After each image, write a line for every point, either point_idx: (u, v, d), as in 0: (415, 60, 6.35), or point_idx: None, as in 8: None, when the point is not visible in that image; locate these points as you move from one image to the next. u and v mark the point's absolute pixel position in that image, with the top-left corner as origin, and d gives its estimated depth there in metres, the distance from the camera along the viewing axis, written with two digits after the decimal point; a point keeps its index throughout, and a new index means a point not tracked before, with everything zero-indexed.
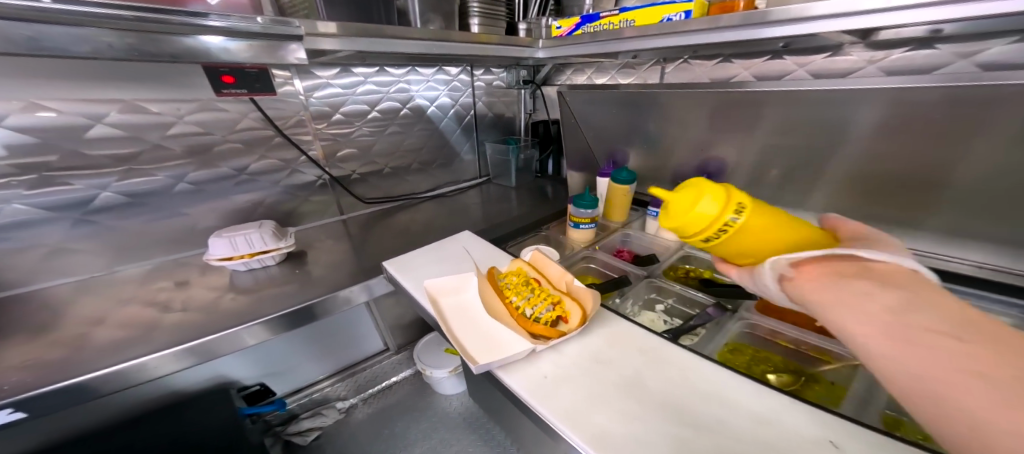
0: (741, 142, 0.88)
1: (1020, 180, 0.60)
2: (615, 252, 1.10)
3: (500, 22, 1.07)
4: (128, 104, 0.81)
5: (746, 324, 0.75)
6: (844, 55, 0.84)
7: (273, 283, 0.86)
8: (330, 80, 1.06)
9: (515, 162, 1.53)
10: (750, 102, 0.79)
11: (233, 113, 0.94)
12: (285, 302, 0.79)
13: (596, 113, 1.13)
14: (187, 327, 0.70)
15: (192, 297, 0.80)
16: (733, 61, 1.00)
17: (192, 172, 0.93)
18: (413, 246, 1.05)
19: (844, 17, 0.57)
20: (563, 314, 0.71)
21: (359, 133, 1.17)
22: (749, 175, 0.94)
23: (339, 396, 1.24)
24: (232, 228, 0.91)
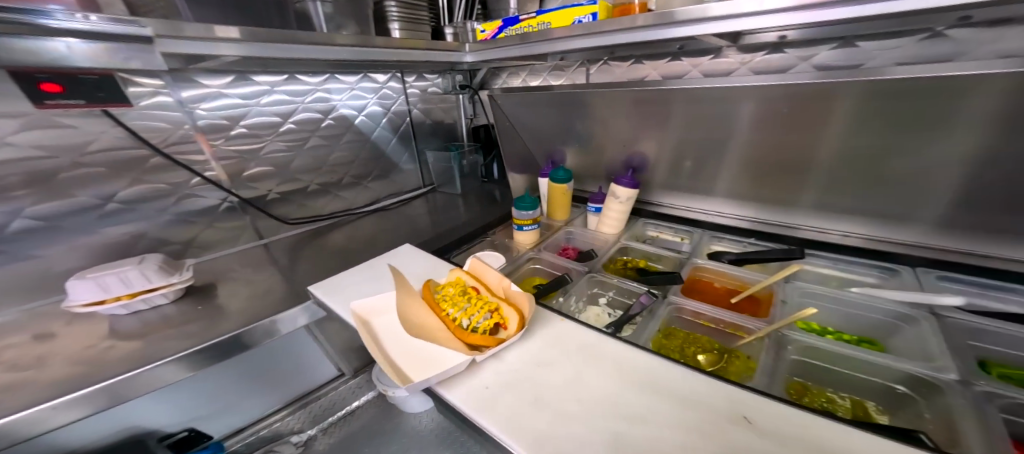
0: (658, 136, 0.93)
1: (862, 160, 0.70)
2: (561, 251, 1.11)
3: (424, 27, 1.04)
4: None
5: (675, 308, 0.78)
6: (723, 58, 0.94)
7: (169, 323, 0.75)
8: (222, 90, 0.95)
9: (458, 169, 1.49)
10: (660, 99, 0.83)
11: (86, 132, 0.80)
12: (187, 341, 0.69)
13: (527, 115, 1.14)
14: (51, 385, 0.58)
15: (60, 349, 0.67)
16: (642, 62, 1.06)
17: (33, 206, 0.77)
18: (346, 265, 0.98)
19: (732, 19, 0.62)
20: (501, 321, 0.71)
21: (269, 148, 1.07)
22: (668, 166, 1.00)
23: (292, 429, 1.07)
24: (102, 267, 0.78)
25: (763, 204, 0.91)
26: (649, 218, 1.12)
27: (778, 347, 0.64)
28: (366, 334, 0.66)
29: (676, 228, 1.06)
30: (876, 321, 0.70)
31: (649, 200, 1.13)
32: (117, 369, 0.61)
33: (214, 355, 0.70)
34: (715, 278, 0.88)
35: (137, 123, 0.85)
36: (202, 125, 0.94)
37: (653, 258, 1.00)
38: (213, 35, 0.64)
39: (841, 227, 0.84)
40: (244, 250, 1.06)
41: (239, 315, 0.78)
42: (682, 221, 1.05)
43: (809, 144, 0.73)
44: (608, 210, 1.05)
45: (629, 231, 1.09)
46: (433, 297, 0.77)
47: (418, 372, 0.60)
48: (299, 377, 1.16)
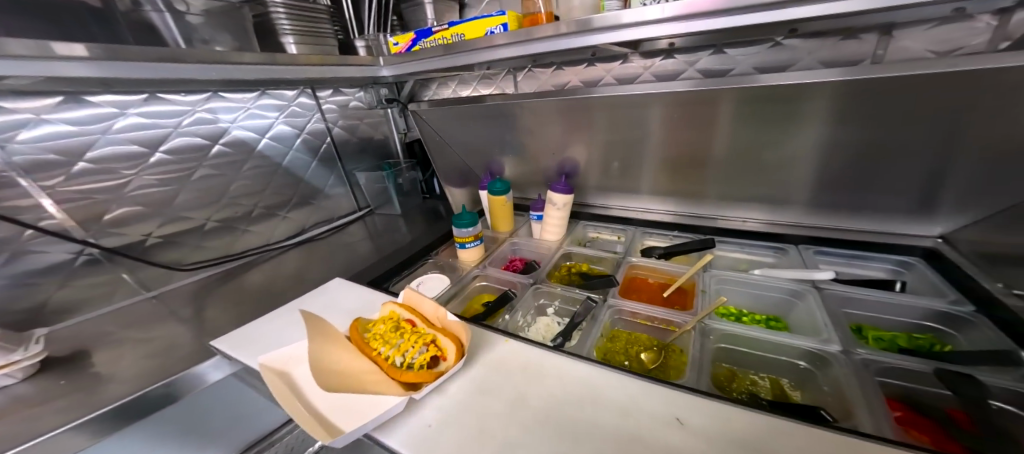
0: (583, 141, 0.96)
1: (750, 154, 0.77)
2: (507, 263, 1.09)
3: (328, 41, 0.96)
4: None
5: (615, 311, 0.79)
6: (629, 62, 0.99)
7: (27, 404, 0.59)
8: (42, 115, 0.77)
9: (394, 188, 1.42)
10: (582, 106, 0.85)
11: None
12: (47, 425, 0.55)
13: (456, 127, 1.12)
14: None
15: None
16: (563, 68, 1.09)
17: None
18: (266, 308, 0.86)
19: (640, 26, 0.65)
20: (440, 353, 0.65)
21: (134, 184, 0.91)
22: (597, 169, 1.03)
23: None
24: None
25: (682, 198, 0.97)
26: (588, 220, 1.13)
27: (703, 338, 0.68)
28: (280, 390, 0.57)
29: (612, 228, 1.09)
30: (776, 302, 0.77)
31: (581, 202, 1.16)
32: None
33: (106, 424, 0.58)
34: (648, 274, 0.91)
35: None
36: (19, 162, 0.75)
37: (594, 260, 1.02)
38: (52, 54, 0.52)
39: (747, 214, 0.92)
40: (135, 307, 0.90)
41: (128, 377, 0.65)
42: (615, 221, 1.08)
43: (707, 142, 0.79)
44: (548, 219, 1.06)
45: (571, 236, 1.10)
46: (362, 337, 0.69)
47: (344, 421, 0.53)
48: (234, 436, 1.00)
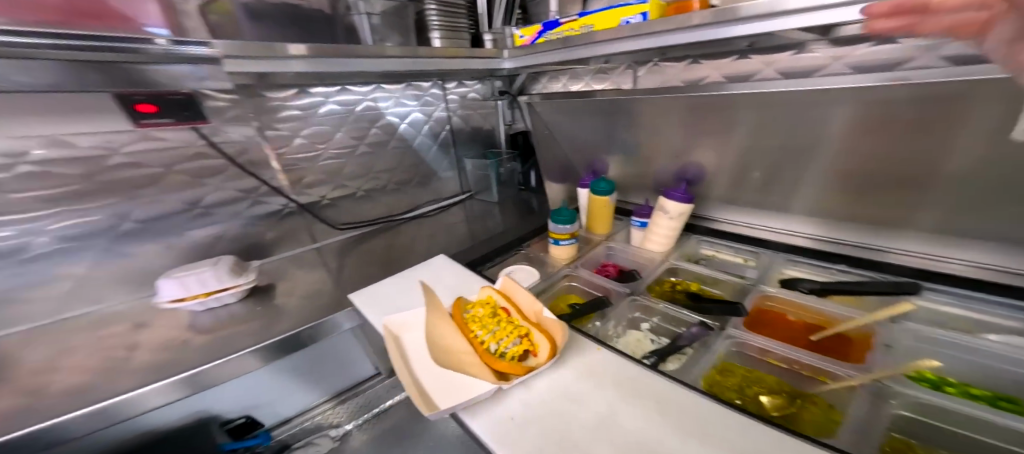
0: (717, 144, 0.84)
1: (1004, 173, 0.56)
2: (599, 267, 1.02)
3: (462, 35, 1.03)
4: (51, 138, 0.74)
5: (735, 343, 0.67)
6: (809, 52, 0.77)
7: (235, 321, 0.79)
8: (285, 102, 1.00)
9: (495, 176, 1.48)
10: (725, 105, 0.77)
11: (175, 142, 0.88)
12: (248, 341, 0.72)
13: (567, 122, 1.09)
14: (144, 371, 0.63)
15: (149, 338, 0.73)
16: (700, 61, 0.95)
17: (139, 210, 0.88)
18: (383, 273, 0.98)
19: (811, 12, 0.52)
20: (532, 348, 0.66)
21: (323, 157, 1.12)
22: (731, 177, 0.88)
23: (333, 423, 1.12)
24: (184, 267, 0.85)
25: (858, 224, 0.77)
26: (703, 235, 0.99)
27: (878, 402, 0.53)
28: (395, 351, 0.64)
29: (735, 247, 0.93)
30: (1019, 383, 0.56)
31: (704, 214, 1.02)
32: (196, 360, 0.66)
33: (281, 349, 0.73)
34: (790, 310, 0.76)
35: (214, 136, 0.92)
36: (268, 136, 1.00)
37: (707, 281, 0.89)
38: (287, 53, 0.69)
39: (964, 255, 0.68)
40: (297, 254, 1.10)
41: (294, 315, 0.81)
42: (745, 242, 0.92)
43: (928, 153, 0.61)
44: (654, 226, 0.96)
45: (679, 249, 0.98)
46: (462, 316, 0.74)
47: (439, 395, 0.56)
48: (342, 374, 1.18)
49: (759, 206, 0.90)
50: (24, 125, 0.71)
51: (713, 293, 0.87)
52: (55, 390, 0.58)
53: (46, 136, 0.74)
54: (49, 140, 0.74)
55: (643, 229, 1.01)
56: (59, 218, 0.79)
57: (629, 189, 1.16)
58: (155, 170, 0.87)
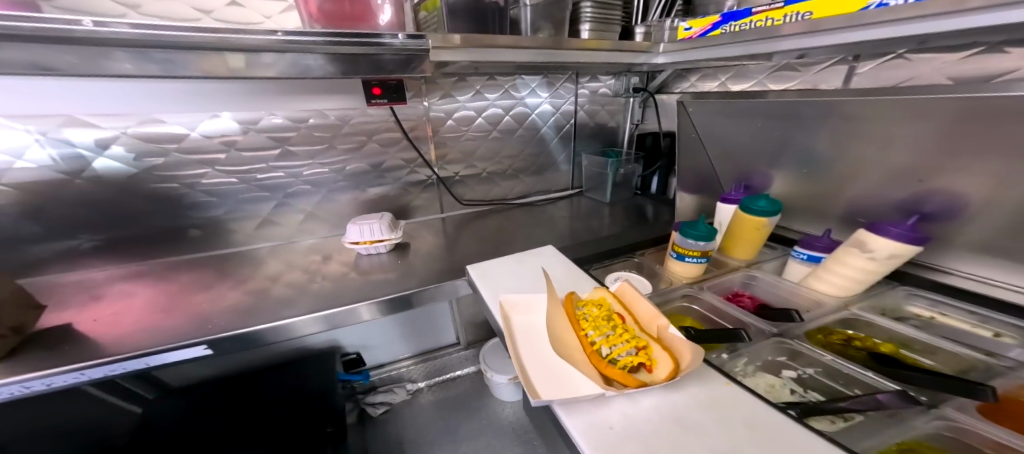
0: (998, 172, 0.60)
1: None
2: (732, 297, 0.90)
3: (613, 27, 1.01)
4: (322, 113, 1.03)
5: (944, 425, 0.51)
6: None
7: (382, 268, 0.94)
8: (451, 91, 1.16)
9: (613, 175, 1.42)
10: (1004, 114, 0.51)
11: (378, 119, 1.09)
12: (390, 287, 0.85)
13: (726, 125, 0.96)
14: (325, 295, 0.80)
15: (331, 269, 0.93)
16: (1003, 50, 0.70)
17: (350, 166, 1.12)
18: (497, 252, 1.04)
19: None
20: (649, 362, 0.55)
21: (465, 138, 1.24)
22: (1011, 217, 0.63)
23: (411, 378, 1.23)
24: (362, 216, 1.05)
25: None
26: (920, 288, 0.81)
27: None
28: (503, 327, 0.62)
29: (984, 320, 0.72)
30: None
31: (938, 265, 0.80)
32: (359, 296, 0.80)
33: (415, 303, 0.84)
34: None
35: (402, 113, 1.11)
36: (431, 116, 1.15)
37: (915, 347, 0.71)
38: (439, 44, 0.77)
39: None
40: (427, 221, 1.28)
41: (425, 274, 0.92)
42: (1019, 315, 0.68)
43: None
44: (837, 263, 0.78)
45: (876, 300, 0.81)
46: (574, 312, 0.68)
47: (542, 382, 0.51)
48: (431, 337, 1.30)
49: None
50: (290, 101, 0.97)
51: (922, 363, 0.69)
52: (275, 297, 0.79)
53: (321, 110, 1.02)
54: (321, 114, 1.03)
55: (809, 265, 0.87)
56: (313, 168, 1.08)
57: (803, 213, 1.00)
58: (358, 140, 1.10)
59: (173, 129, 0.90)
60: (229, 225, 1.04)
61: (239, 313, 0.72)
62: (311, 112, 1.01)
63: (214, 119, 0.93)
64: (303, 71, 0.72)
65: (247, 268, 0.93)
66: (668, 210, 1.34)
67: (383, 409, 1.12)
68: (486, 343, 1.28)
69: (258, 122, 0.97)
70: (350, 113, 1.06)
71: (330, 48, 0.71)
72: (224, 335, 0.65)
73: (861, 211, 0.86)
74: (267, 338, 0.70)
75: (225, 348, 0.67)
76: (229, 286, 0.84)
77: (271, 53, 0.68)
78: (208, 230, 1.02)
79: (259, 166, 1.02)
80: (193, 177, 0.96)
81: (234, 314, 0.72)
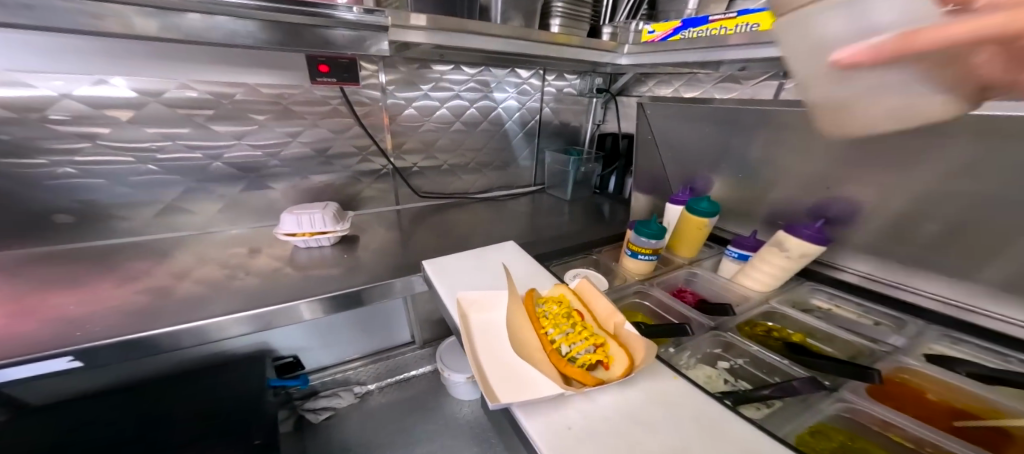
0: (883, 182, 0.70)
1: None
2: (676, 292, 0.94)
3: (582, 25, 1.01)
4: (250, 89, 0.91)
5: (844, 407, 0.57)
6: None
7: (324, 263, 0.87)
8: (410, 76, 1.08)
9: (574, 173, 1.44)
10: (902, 129, 0.61)
11: (325, 101, 1.00)
12: (330, 285, 0.78)
13: (680, 130, 1.01)
14: (247, 293, 0.72)
15: (258, 263, 0.84)
16: None
17: (285, 151, 1.01)
18: (455, 248, 1.00)
19: None
20: (605, 360, 0.55)
21: (425, 128, 1.18)
22: (889, 223, 0.74)
23: (360, 380, 1.16)
24: (300, 206, 0.96)
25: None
26: (822, 284, 0.90)
27: None
28: (461, 326, 0.60)
29: (866, 309, 0.83)
30: None
31: (834, 263, 0.90)
32: (287, 294, 0.73)
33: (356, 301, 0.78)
34: (931, 387, 0.63)
35: (354, 97, 1.03)
36: (388, 103, 1.08)
37: (818, 335, 0.79)
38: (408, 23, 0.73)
39: None
40: (380, 213, 1.20)
41: (373, 270, 0.86)
42: (891, 306, 0.80)
43: None
44: (761, 262, 0.86)
45: (788, 295, 0.89)
46: (534, 310, 0.67)
47: (500, 383, 0.50)
48: (383, 335, 1.23)
49: (916, 265, 0.75)
50: (208, 71, 0.84)
51: (823, 351, 0.76)
52: (177, 297, 0.68)
53: (248, 85, 0.90)
54: (249, 89, 0.91)
55: (738, 262, 0.94)
56: (235, 150, 0.95)
57: (733, 215, 1.08)
58: (301, 122, 0.99)
59: (40, 93, 0.75)
60: (114, 212, 0.89)
61: (131, 315, 0.62)
62: (237, 87, 0.89)
63: (97, 85, 0.78)
64: (225, 36, 0.62)
65: (148, 262, 0.81)
66: (625, 209, 1.39)
67: (326, 415, 1.05)
68: (443, 341, 1.24)
69: (162, 94, 0.83)
70: (287, 92, 0.95)
71: (270, 15, 0.62)
72: (99, 344, 0.55)
73: (779, 214, 0.94)
74: (162, 345, 0.60)
75: (100, 359, 0.57)
76: (114, 284, 0.71)
77: (190, 14, 0.59)
78: (87, 216, 0.87)
79: (160, 143, 0.88)
80: (63, 153, 0.81)
81: (118, 317, 0.61)
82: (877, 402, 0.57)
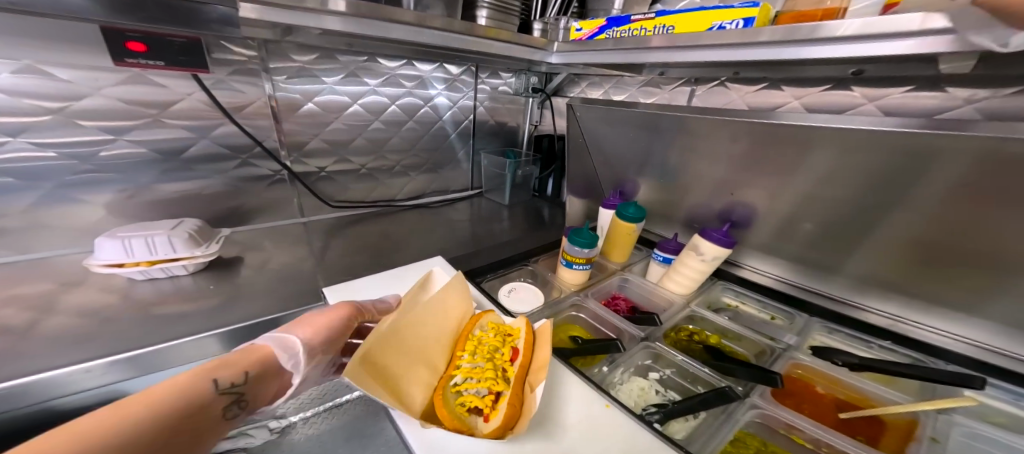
0: (770, 186, 0.78)
1: None
2: (609, 300, 0.92)
3: (512, 19, 0.95)
4: (28, 67, 0.65)
5: (758, 413, 0.57)
6: (933, 91, 0.71)
7: (179, 297, 0.69)
8: (308, 66, 0.92)
9: (511, 177, 1.38)
10: (799, 141, 0.66)
11: (173, 91, 0.78)
12: (183, 326, 0.62)
13: (608, 134, 0.99)
14: (31, 351, 0.52)
15: (65, 303, 0.63)
16: (782, 87, 0.89)
17: (106, 152, 0.77)
18: (371, 265, 0.88)
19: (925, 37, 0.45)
20: (489, 411, 0.49)
21: (334, 127, 1.03)
22: (778, 225, 0.83)
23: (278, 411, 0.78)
24: (131, 227, 0.74)
25: (914, 297, 0.71)
26: (731, 283, 0.96)
27: None
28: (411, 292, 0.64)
29: (765, 305, 0.90)
30: None
31: (736, 261, 0.98)
32: (101, 348, 0.55)
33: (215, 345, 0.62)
34: (818, 380, 0.66)
35: (217, 92, 0.83)
36: (278, 97, 0.91)
37: (730, 336, 0.79)
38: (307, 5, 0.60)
39: (952, 328, 0.69)
40: (282, 226, 1.03)
41: (257, 301, 0.70)
42: (783, 300, 0.88)
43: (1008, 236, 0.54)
44: (680, 265, 0.88)
45: (704, 296, 0.91)
46: (470, 334, 0.61)
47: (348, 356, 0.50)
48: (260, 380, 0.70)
49: (802, 262, 0.84)
50: None
51: (735, 351, 0.77)
52: None
53: (22, 61, 0.64)
54: (26, 68, 0.65)
55: (665, 266, 0.95)
56: (7, 149, 0.68)
57: (656, 218, 1.10)
58: (141, 115, 0.77)
59: None
60: None
61: None
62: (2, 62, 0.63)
63: None
64: None
65: None
66: (563, 213, 1.37)
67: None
68: None
69: None
70: (99, 75, 0.71)
71: None
72: None
73: (694, 218, 0.99)
74: None
75: None
76: None
77: None
78: None
79: None
80: None
81: None
82: (783, 405, 0.58)
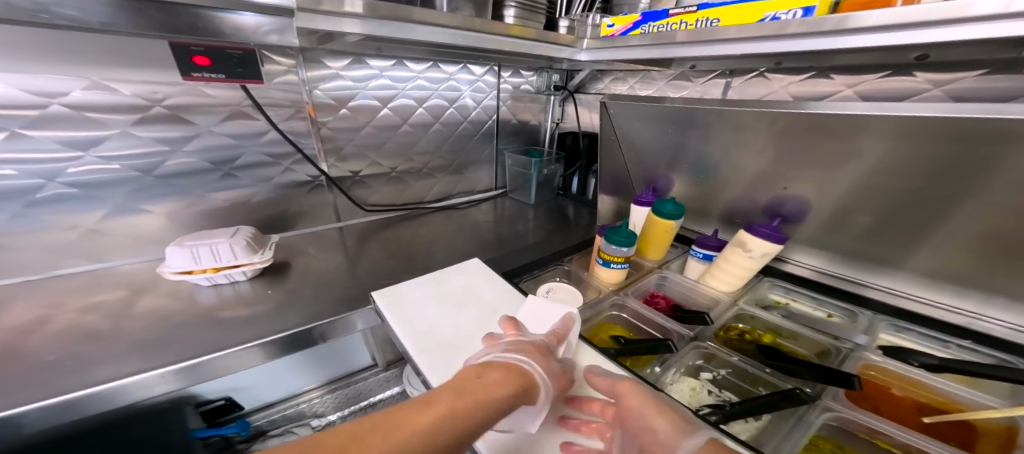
0: (818, 178, 0.73)
1: None
2: (648, 298, 0.90)
3: (538, 17, 0.94)
4: (95, 83, 0.69)
5: (832, 416, 0.54)
6: (1010, 73, 0.66)
7: (238, 301, 0.71)
8: (340, 72, 0.94)
9: (536, 176, 1.37)
10: (841, 129, 0.62)
11: (222, 101, 0.81)
12: (245, 329, 0.64)
13: (641, 130, 0.96)
14: (115, 354, 0.55)
15: (140, 307, 0.67)
16: (831, 75, 0.85)
17: (168, 163, 0.80)
18: (408, 268, 0.89)
19: (959, 24, 0.45)
20: None
21: (366, 131, 1.05)
22: (828, 218, 0.78)
23: (317, 412, 0.90)
24: (198, 235, 0.77)
25: (990, 292, 0.66)
26: (779, 279, 0.92)
27: None
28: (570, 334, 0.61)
29: (819, 302, 0.85)
30: None
31: (781, 256, 0.93)
32: (178, 351, 0.57)
33: (280, 347, 0.63)
34: (895, 383, 0.62)
35: (261, 99, 0.85)
36: (315, 104, 0.93)
37: (785, 334, 0.76)
38: (340, 9, 0.59)
39: None
40: (319, 231, 1.05)
41: (308, 305, 0.72)
42: (840, 297, 0.83)
43: None
44: (725, 262, 0.84)
45: (751, 293, 0.88)
46: None
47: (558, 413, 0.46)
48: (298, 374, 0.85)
49: (856, 254, 0.79)
50: (24, 62, 0.62)
51: (792, 351, 0.73)
52: None
53: (89, 78, 0.68)
54: (93, 84, 0.69)
55: (704, 262, 0.91)
56: (83, 163, 0.73)
57: (693, 213, 1.06)
58: (196, 126, 0.81)
59: None
60: None
61: None
62: (76, 79, 0.67)
63: None
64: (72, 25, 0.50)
65: None
66: (591, 211, 1.35)
67: None
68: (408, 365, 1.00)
69: None
70: (157, 88, 0.74)
71: None
72: None
73: (736, 213, 0.95)
74: None
75: None
76: None
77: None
78: None
79: None
80: None
81: None
82: (859, 408, 0.55)
